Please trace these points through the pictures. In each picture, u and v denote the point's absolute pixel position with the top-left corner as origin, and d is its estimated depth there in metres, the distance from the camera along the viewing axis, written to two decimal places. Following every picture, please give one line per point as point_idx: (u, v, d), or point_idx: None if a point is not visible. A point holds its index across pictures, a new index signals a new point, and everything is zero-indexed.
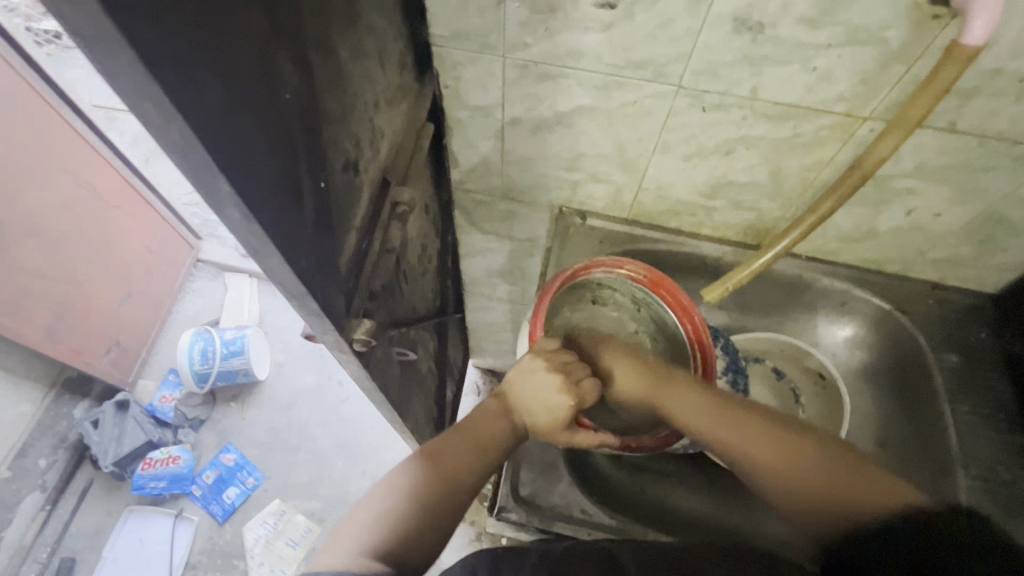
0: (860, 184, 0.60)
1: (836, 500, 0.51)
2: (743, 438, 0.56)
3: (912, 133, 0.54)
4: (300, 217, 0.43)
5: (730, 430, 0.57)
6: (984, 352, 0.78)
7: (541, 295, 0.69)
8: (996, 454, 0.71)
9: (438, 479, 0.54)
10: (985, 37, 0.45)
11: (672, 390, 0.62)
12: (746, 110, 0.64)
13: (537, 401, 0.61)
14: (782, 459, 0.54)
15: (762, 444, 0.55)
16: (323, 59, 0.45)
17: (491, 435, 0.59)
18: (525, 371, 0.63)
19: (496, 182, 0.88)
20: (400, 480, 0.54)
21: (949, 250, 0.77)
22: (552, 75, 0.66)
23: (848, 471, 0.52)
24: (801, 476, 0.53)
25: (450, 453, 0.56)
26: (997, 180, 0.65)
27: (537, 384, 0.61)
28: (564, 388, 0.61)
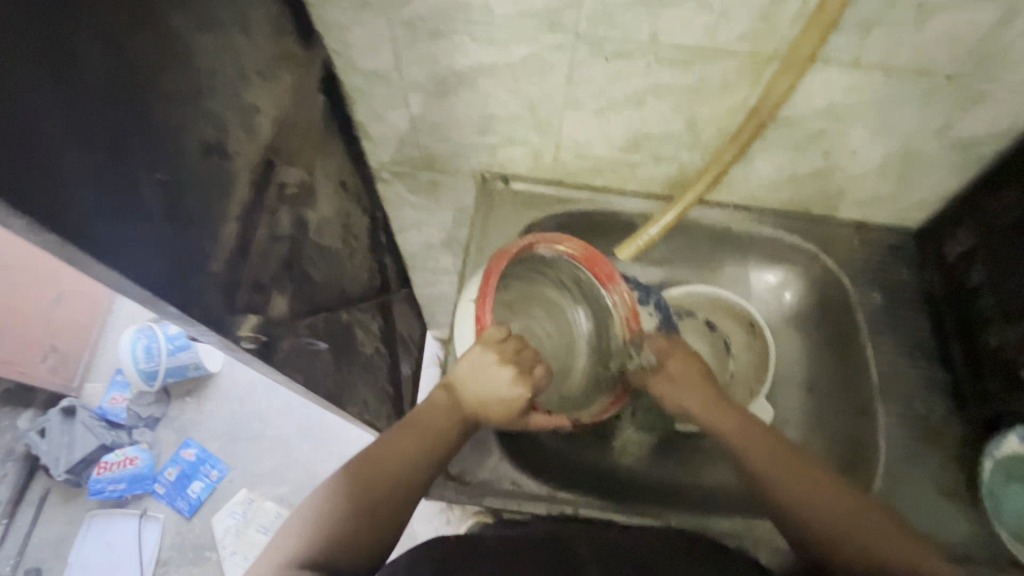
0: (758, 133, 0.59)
1: (857, 535, 0.52)
2: (804, 495, 0.56)
3: (807, 72, 0.52)
4: (135, 215, 0.39)
5: (791, 470, 0.57)
6: (905, 288, 0.79)
7: (488, 275, 0.65)
8: (916, 387, 0.74)
9: (371, 481, 0.52)
10: None
11: (703, 398, 0.66)
12: (650, 58, 0.60)
13: (487, 393, 0.61)
14: (811, 489, 0.56)
15: (816, 500, 0.55)
16: (144, 31, 0.40)
17: (438, 431, 0.58)
18: (475, 362, 0.62)
19: (412, 151, 0.84)
20: (325, 486, 0.51)
21: (870, 189, 0.77)
22: (442, 33, 0.61)
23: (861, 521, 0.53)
24: (830, 519, 0.54)
25: (391, 454, 0.54)
26: (907, 114, 0.63)
27: (489, 375, 0.61)
28: (517, 379, 0.62)
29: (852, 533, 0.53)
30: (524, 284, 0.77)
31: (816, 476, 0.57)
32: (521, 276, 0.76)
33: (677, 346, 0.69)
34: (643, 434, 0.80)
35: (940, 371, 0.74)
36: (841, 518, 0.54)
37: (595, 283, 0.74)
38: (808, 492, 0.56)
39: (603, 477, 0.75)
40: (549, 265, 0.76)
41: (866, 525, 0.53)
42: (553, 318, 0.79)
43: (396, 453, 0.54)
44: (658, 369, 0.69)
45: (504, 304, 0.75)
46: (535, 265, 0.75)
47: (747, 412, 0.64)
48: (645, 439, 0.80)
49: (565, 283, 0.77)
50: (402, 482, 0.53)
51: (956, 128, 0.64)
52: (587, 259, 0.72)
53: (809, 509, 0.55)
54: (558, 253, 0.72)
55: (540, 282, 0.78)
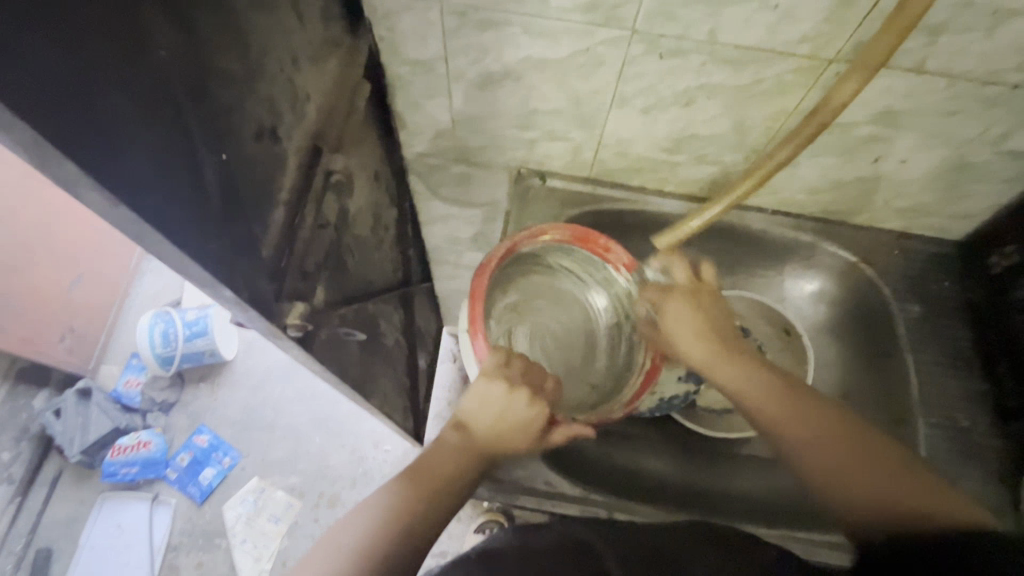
0: (819, 130, 0.57)
1: (897, 499, 0.47)
2: (843, 468, 0.51)
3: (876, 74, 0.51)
4: (197, 196, 0.38)
5: (828, 437, 0.53)
6: (947, 300, 0.77)
7: (471, 299, 0.69)
8: (957, 402, 0.72)
9: (430, 481, 0.55)
10: None
11: (725, 362, 0.62)
12: (705, 56, 0.59)
13: (500, 421, 0.61)
14: (847, 458, 0.51)
15: (854, 469, 0.50)
16: (210, 8, 0.39)
17: (458, 465, 0.58)
18: (482, 396, 0.62)
19: (448, 144, 0.83)
20: (358, 514, 0.51)
21: (916, 199, 0.75)
22: (494, 23, 0.60)
23: (913, 491, 0.47)
24: (864, 486, 0.49)
25: (443, 454, 0.58)
26: (965, 123, 0.62)
27: (494, 405, 0.62)
28: (531, 403, 0.62)
29: (893, 496, 0.47)
30: (544, 279, 0.80)
31: (848, 442, 0.52)
32: (524, 275, 0.79)
33: (706, 306, 0.66)
34: (672, 438, 0.79)
35: (982, 386, 0.73)
36: (895, 485, 0.48)
37: (592, 253, 0.74)
38: (840, 461, 0.51)
39: (635, 482, 0.74)
40: (543, 255, 0.77)
41: (917, 489, 0.47)
42: (577, 302, 0.80)
43: (445, 456, 0.58)
44: (674, 314, 0.66)
45: (518, 305, 0.79)
46: (541, 258, 0.77)
47: (770, 376, 0.60)
48: (673, 444, 0.79)
49: (566, 266, 0.78)
50: (445, 487, 0.56)
51: (1013, 138, 0.63)
52: (582, 240, 0.73)
53: (849, 483, 0.50)
54: (545, 242, 0.73)
55: (547, 275, 0.79)
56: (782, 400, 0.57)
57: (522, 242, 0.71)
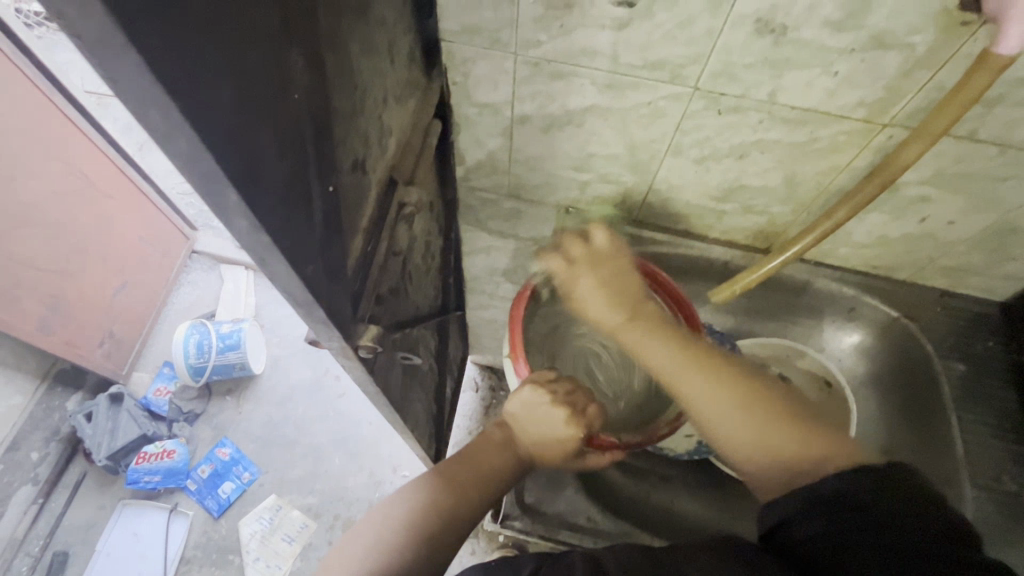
0: (876, 194, 0.60)
1: (793, 454, 0.49)
2: (750, 432, 0.51)
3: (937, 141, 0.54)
4: (307, 222, 0.41)
5: (733, 398, 0.53)
6: (990, 360, 0.78)
7: (512, 325, 0.72)
8: (1002, 464, 0.71)
9: (475, 473, 0.59)
10: (1019, 47, 0.44)
11: (642, 333, 0.61)
12: (763, 114, 0.62)
13: (546, 433, 0.63)
14: (748, 416, 0.52)
15: (756, 433, 0.51)
16: (333, 56, 0.43)
17: (499, 464, 0.61)
18: (527, 404, 0.64)
19: (502, 179, 0.87)
20: (409, 491, 0.55)
21: (960, 258, 0.76)
22: (564, 74, 0.65)
23: (804, 434, 0.50)
24: (758, 439, 0.51)
25: (487, 458, 0.61)
26: (1014, 189, 0.64)
27: (541, 416, 0.64)
28: (569, 420, 0.63)
29: (787, 451, 0.50)
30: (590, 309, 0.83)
31: (754, 404, 0.52)
32: (565, 305, 0.81)
33: (614, 274, 0.66)
34: (710, 481, 0.78)
35: None
36: (792, 443, 0.50)
37: None
38: (750, 420, 0.52)
39: (671, 524, 0.74)
40: None
41: (800, 438, 0.50)
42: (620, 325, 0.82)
43: (489, 458, 0.61)
44: (574, 281, 0.65)
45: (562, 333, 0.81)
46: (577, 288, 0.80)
47: (686, 346, 0.59)
48: (712, 487, 0.78)
49: None
50: (488, 480, 0.59)
51: None
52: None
53: (753, 443, 0.51)
54: None
55: None
56: (687, 371, 0.56)
57: (553, 270, 0.75)
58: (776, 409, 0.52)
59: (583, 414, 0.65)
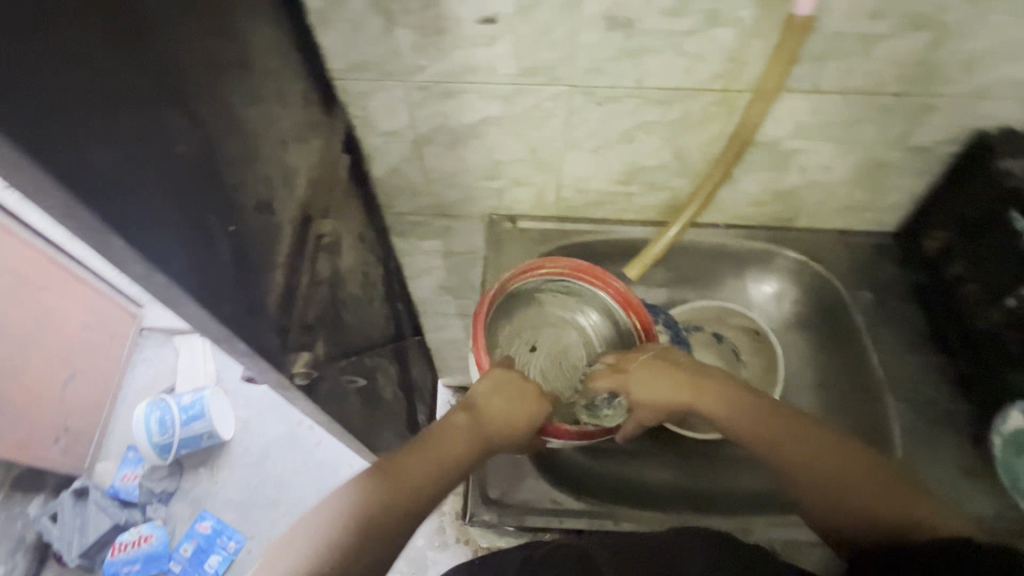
0: (741, 152, 0.67)
1: (872, 509, 0.54)
2: (830, 484, 0.56)
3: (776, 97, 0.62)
4: (216, 262, 0.44)
5: (815, 452, 0.58)
6: (892, 285, 0.85)
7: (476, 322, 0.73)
8: (918, 374, 0.78)
9: (436, 461, 0.61)
10: (810, 6, 0.54)
11: (708, 383, 0.67)
12: (636, 99, 0.69)
13: (508, 417, 0.67)
14: (833, 470, 0.57)
15: (834, 478, 0.57)
16: (217, 108, 0.47)
17: (457, 454, 0.62)
18: (491, 390, 0.68)
19: (423, 201, 0.90)
20: (366, 476, 0.57)
21: (846, 199, 0.84)
22: (453, 92, 0.70)
23: (895, 491, 0.54)
24: (833, 489, 0.56)
25: (445, 441, 0.63)
26: (869, 129, 0.71)
27: (504, 403, 0.67)
28: (533, 401, 0.68)
29: (885, 516, 0.53)
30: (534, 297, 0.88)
31: (861, 470, 0.56)
32: (522, 309, 0.83)
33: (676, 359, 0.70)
34: (669, 448, 0.81)
35: (940, 359, 0.79)
36: (872, 493, 0.55)
37: (589, 286, 0.79)
38: (823, 468, 0.57)
39: (633, 494, 0.77)
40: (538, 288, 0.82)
41: (891, 493, 0.54)
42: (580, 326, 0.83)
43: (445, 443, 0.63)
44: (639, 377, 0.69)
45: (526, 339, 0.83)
46: (531, 292, 0.82)
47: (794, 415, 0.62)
48: (672, 452, 0.81)
49: (559, 296, 0.83)
50: (447, 472, 0.61)
51: (914, 136, 0.71)
52: (577, 272, 0.78)
53: (835, 495, 0.56)
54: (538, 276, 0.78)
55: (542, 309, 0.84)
56: (763, 415, 0.62)
57: (514, 280, 0.76)
58: (850, 461, 0.57)
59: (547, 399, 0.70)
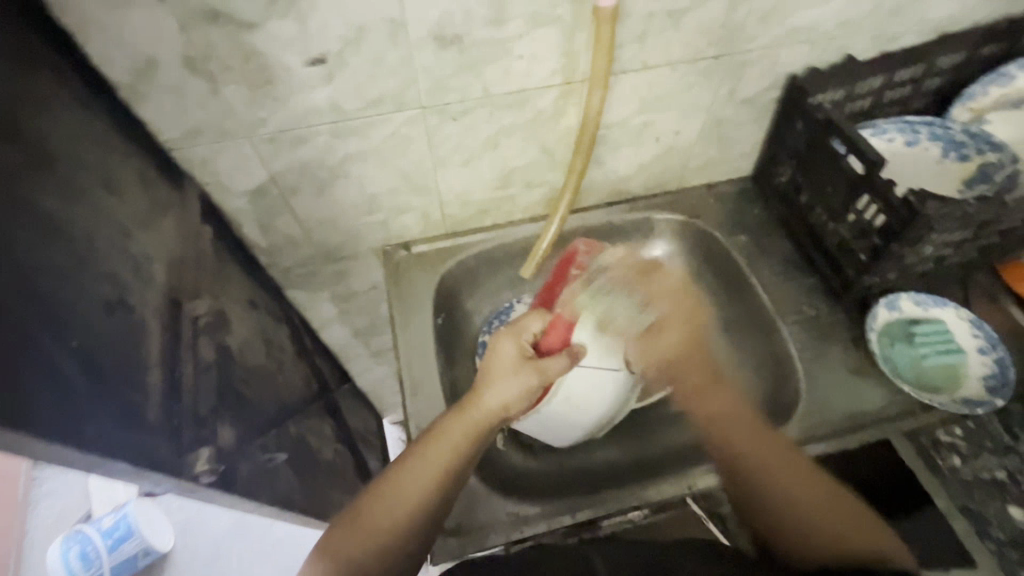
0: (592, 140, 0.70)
1: (841, 545, 0.57)
2: (806, 510, 0.59)
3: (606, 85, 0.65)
4: (57, 384, 0.40)
5: (803, 482, 0.61)
6: (760, 223, 0.94)
7: None
8: (799, 296, 0.86)
9: (439, 455, 0.60)
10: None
11: (713, 390, 0.68)
12: (488, 107, 0.70)
13: (495, 368, 0.65)
14: (815, 503, 0.59)
15: (813, 506, 0.59)
16: (22, 216, 0.42)
17: (462, 439, 0.60)
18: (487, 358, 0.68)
19: (309, 250, 0.87)
20: (368, 496, 0.59)
21: (703, 156, 0.91)
22: (305, 138, 0.67)
23: (867, 528, 0.58)
24: (815, 527, 0.58)
25: (449, 427, 0.61)
26: (702, 91, 0.78)
27: (495, 356, 0.66)
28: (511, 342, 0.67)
29: (829, 535, 0.58)
30: (443, 319, 0.88)
31: (831, 491, 0.60)
32: None
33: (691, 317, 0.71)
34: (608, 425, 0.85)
35: (813, 278, 0.88)
36: (844, 533, 0.58)
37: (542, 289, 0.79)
38: (801, 496, 0.60)
39: (580, 476, 0.80)
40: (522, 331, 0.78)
41: (859, 524, 0.58)
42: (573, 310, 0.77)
43: (445, 437, 0.60)
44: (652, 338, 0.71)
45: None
46: None
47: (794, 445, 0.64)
48: (611, 429, 0.85)
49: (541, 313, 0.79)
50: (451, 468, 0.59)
51: (739, 90, 0.79)
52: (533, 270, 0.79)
53: (810, 528, 0.58)
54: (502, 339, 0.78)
55: None
56: (754, 439, 0.64)
57: None
58: (832, 491, 0.60)
59: (517, 330, 0.68)
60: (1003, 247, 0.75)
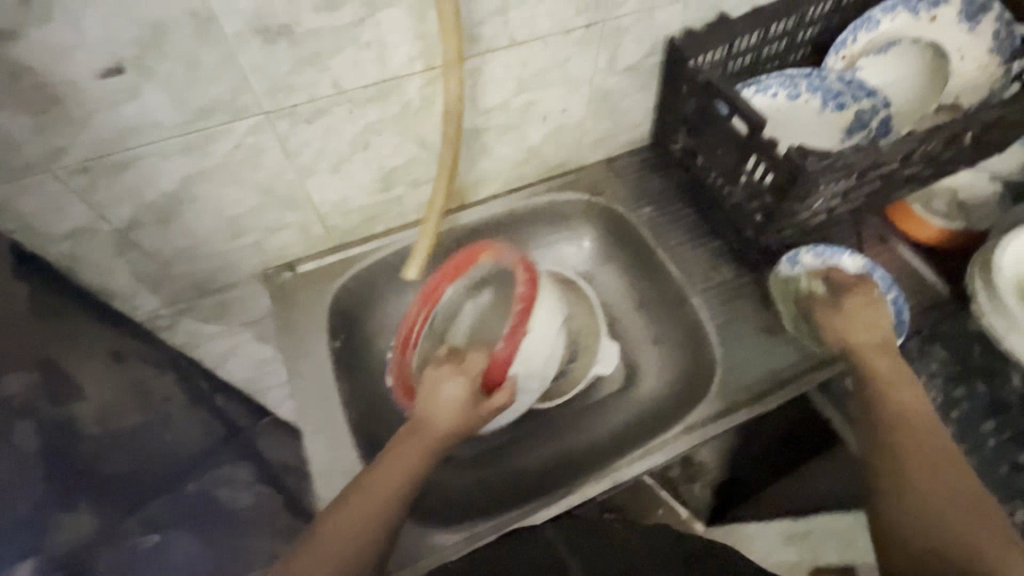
0: (458, 128, 0.58)
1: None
2: (951, 523, 0.55)
3: (464, 69, 0.54)
4: None
5: (939, 479, 0.58)
6: (663, 193, 0.92)
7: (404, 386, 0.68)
8: (706, 261, 0.85)
9: (396, 473, 0.57)
10: None
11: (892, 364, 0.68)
12: (346, 104, 0.62)
13: (438, 402, 0.61)
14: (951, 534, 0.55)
15: (961, 517, 0.55)
16: None
17: (418, 457, 0.59)
18: (426, 386, 0.62)
19: (173, 289, 0.75)
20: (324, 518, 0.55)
21: (597, 130, 0.87)
22: (124, 164, 0.57)
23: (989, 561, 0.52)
24: (965, 525, 0.55)
25: (406, 445, 0.59)
26: (581, 64, 0.73)
27: (436, 388, 0.62)
28: (457, 376, 0.62)
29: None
30: (342, 341, 0.80)
31: (976, 494, 0.57)
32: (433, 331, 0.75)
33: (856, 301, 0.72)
34: (536, 425, 0.83)
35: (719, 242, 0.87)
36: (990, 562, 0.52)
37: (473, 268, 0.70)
38: (952, 483, 0.58)
39: (504, 484, 0.77)
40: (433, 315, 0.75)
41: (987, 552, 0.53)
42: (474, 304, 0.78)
43: (398, 457, 0.58)
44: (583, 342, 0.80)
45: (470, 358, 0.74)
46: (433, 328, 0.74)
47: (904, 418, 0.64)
48: (540, 427, 0.83)
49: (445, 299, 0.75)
50: (406, 484, 0.57)
51: (619, 58, 0.75)
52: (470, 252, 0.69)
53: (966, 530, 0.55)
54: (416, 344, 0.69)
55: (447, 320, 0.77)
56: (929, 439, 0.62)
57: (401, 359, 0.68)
58: (961, 507, 0.56)
59: (460, 367, 0.63)
60: (886, 191, 0.77)
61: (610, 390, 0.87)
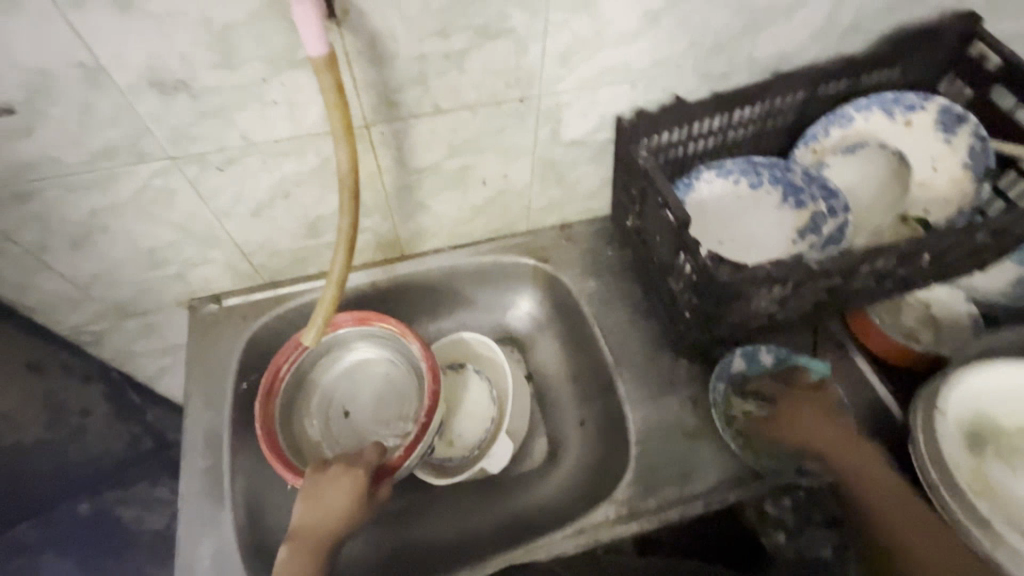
0: (357, 197, 0.56)
1: None
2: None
3: (355, 141, 0.52)
4: None
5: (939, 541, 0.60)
6: (613, 268, 0.87)
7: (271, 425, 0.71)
8: (643, 348, 0.80)
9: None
10: (321, 45, 0.46)
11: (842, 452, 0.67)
12: (258, 155, 0.62)
13: (327, 504, 0.62)
14: None
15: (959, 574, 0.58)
16: None
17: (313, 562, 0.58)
18: (312, 489, 0.63)
19: (93, 310, 0.76)
20: None
21: (547, 198, 0.84)
22: (26, 194, 0.58)
23: None
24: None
25: (298, 552, 0.59)
26: (518, 135, 0.71)
27: (326, 491, 0.62)
28: (348, 475, 0.63)
29: None
30: (252, 381, 0.79)
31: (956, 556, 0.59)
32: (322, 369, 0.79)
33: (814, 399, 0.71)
34: (454, 492, 0.81)
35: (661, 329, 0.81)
36: None
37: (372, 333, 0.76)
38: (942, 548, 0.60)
39: (409, 560, 0.74)
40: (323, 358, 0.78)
41: None
42: (368, 362, 0.80)
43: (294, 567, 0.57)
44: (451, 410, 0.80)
45: (330, 411, 0.79)
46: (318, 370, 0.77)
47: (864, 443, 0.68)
48: (457, 495, 0.80)
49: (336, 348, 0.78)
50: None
51: (562, 132, 0.73)
52: (362, 321, 0.75)
53: None
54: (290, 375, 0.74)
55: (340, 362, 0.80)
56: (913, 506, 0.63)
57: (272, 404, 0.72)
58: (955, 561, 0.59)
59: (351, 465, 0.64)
60: (835, 301, 0.71)
61: (537, 464, 0.83)
